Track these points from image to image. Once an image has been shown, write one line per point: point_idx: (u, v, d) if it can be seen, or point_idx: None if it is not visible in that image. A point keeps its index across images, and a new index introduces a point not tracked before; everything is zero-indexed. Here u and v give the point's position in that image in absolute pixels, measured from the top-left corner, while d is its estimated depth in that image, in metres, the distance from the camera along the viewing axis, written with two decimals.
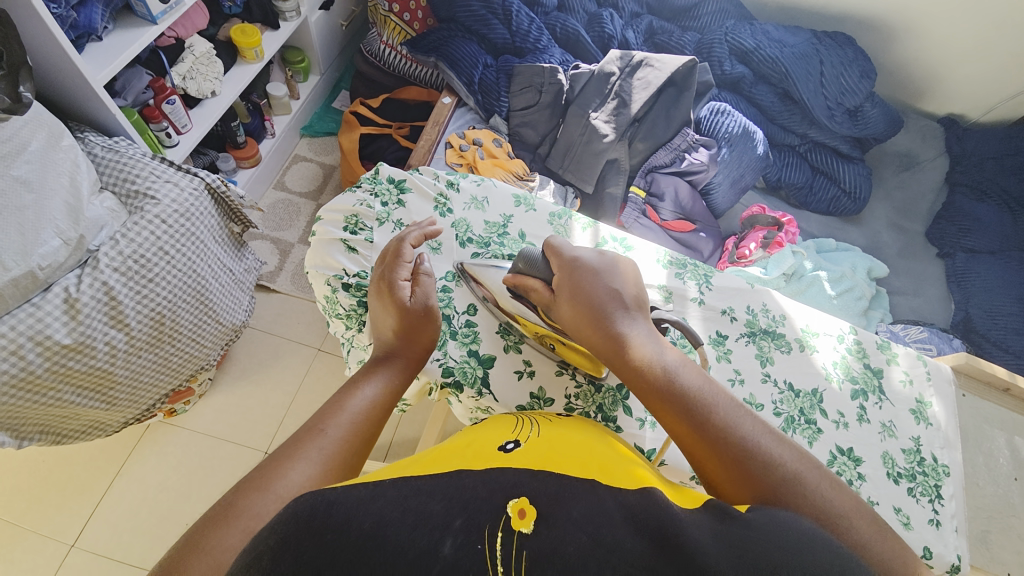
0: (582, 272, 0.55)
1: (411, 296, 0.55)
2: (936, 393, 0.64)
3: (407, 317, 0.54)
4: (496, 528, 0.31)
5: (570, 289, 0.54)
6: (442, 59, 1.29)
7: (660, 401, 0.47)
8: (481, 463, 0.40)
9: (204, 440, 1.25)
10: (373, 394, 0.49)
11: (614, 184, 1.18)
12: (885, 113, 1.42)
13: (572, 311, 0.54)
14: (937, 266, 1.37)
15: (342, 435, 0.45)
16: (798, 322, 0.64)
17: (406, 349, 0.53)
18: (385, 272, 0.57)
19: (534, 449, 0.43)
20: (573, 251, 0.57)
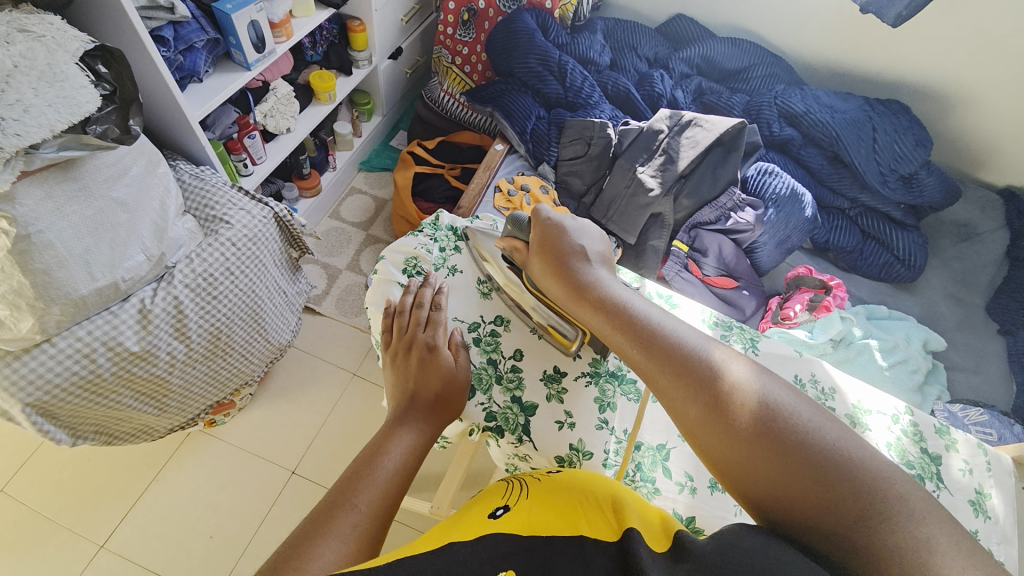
0: (557, 233, 0.63)
1: (454, 364, 0.58)
2: (997, 485, 0.59)
3: (439, 375, 0.56)
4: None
5: (543, 247, 0.63)
6: (498, 110, 1.38)
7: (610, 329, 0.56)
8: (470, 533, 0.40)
9: (237, 453, 1.28)
10: (400, 455, 0.49)
11: (657, 237, 1.20)
12: (941, 181, 1.39)
13: (550, 271, 0.62)
14: (1000, 343, 1.29)
15: (370, 504, 0.44)
16: (849, 396, 0.61)
17: (437, 414, 0.54)
18: (423, 334, 0.59)
19: (524, 512, 0.43)
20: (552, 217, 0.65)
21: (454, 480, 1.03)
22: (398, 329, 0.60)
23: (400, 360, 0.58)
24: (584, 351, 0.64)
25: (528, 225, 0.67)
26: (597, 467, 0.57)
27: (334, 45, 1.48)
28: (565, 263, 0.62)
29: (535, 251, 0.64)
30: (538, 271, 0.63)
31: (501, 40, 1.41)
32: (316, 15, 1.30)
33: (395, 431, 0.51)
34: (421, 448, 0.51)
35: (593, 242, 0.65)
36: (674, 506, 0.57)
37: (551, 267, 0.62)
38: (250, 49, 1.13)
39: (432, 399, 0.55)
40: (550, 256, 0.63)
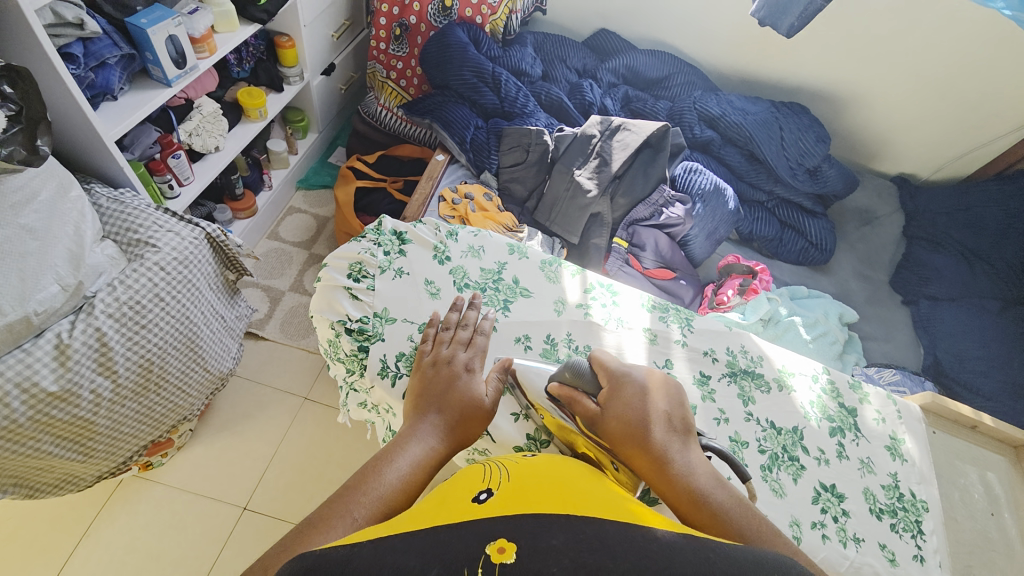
0: (622, 387, 0.51)
1: (487, 392, 0.52)
2: (908, 430, 0.67)
3: (469, 396, 0.50)
4: (475, 567, 0.31)
5: (620, 413, 0.49)
6: (436, 121, 1.40)
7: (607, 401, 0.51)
8: (456, 517, 0.37)
9: (179, 495, 1.19)
10: (409, 467, 0.44)
11: (598, 235, 1.25)
12: (841, 173, 1.56)
13: (621, 418, 0.49)
14: (903, 312, 1.46)
15: (369, 517, 0.39)
16: (775, 362, 0.67)
17: (461, 432, 0.48)
18: (450, 350, 0.53)
19: (507, 495, 0.40)
20: (619, 366, 0.54)
21: None
22: (433, 340, 0.55)
23: (426, 364, 0.52)
24: (535, 342, 0.60)
25: (590, 375, 0.54)
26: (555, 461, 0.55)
27: (261, 61, 1.45)
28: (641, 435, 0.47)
29: (611, 410, 0.50)
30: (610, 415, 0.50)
31: (435, 54, 1.43)
32: (241, 31, 1.26)
33: (407, 436, 0.46)
34: (435, 462, 0.45)
35: (670, 396, 0.52)
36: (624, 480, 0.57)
37: (626, 446, 0.47)
38: (171, 65, 1.08)
39: (456, 419, 0.49)
40: (628, 427, 0.48)
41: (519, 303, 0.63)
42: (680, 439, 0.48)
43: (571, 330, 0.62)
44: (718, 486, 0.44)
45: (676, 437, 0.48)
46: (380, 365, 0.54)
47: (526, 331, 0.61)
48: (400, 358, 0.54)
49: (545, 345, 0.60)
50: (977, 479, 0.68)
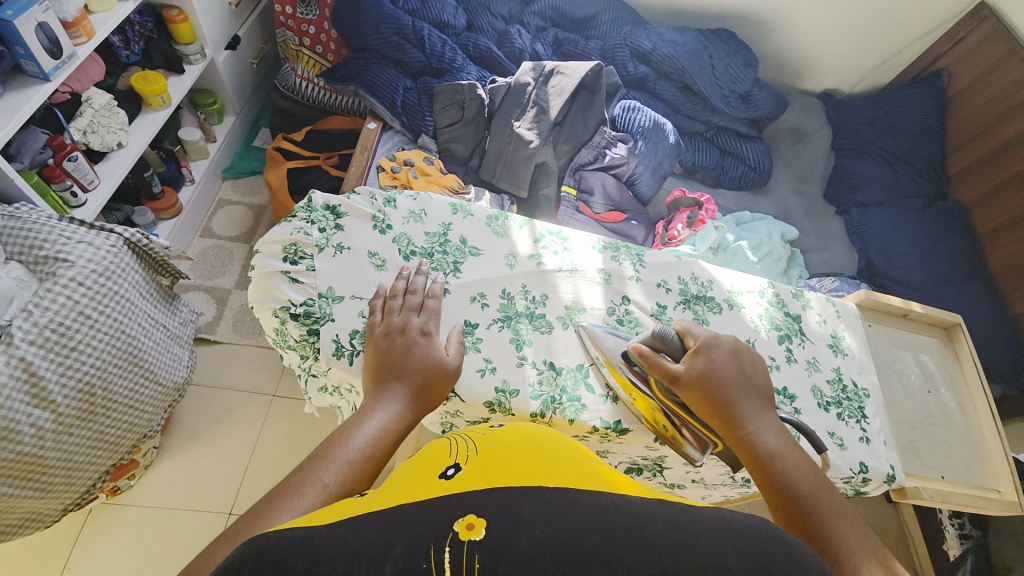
0: (711, 360, 0.54)
1: (448, 352, 0.52)
2: (847, 327, 0.72)
3: (434, 362, 0.50)
4: (441, 546, 0.29)
5: (701, 384, 0.53)
6: (361, 86, 1.29)
7: (692, 375, 0.53)
8: (424, 494, 0.35)
9: (157, 513, 1.16)
10: (376, 432, 0.43)
11: (547, 185, 1.21)
12: (771, 95, 1.61)
13: (703, 392, 0.52)
14: (838, 222, 1.56)
15: (341, 483, 0.39)
16: (723, 284, 0.70)
17: (426, 394, 0.48)
18: (410, 317, 0.52)
19: (476, 469, 0.38)
20: (705, 340, 0.56)
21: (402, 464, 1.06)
22: (383, 310, 0.53)
23: (381, 333, 0.51)
24: (489, 297, 0.59)
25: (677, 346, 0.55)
26: (524, 415, 0.54)
27: (152, 40, 1.30)
28: (724, 405, 0.52)
29: (692, 382, 0.53)
30: (692, 387, 0.53)
31: (346, 12, 1.33)
32: (120, 8, 1.11)
33: (372, 404, 0.45)
34: (406, 427, 0.45)
35: (749, 364, 0.56)
36: (595, 418, 0.56)
37: (704, 407, 0.52)
38: (45, 56, 0.95)
39: (419, 382, 0.48)
40: (713, 385, 0.53)
41: (469, 262, 0.60)
42: (758, 411, 0.52)
43: (525, 283, 0.61)
44: (792, 451, 0.49)
45: (756, 406, 0.52)
46: (334, 346, 0.52)
47: (480, 290, 0.59)
48: (354, 336, 0.52)
49: (501, 301, 0.59)
50: (912, 362, 0.73)
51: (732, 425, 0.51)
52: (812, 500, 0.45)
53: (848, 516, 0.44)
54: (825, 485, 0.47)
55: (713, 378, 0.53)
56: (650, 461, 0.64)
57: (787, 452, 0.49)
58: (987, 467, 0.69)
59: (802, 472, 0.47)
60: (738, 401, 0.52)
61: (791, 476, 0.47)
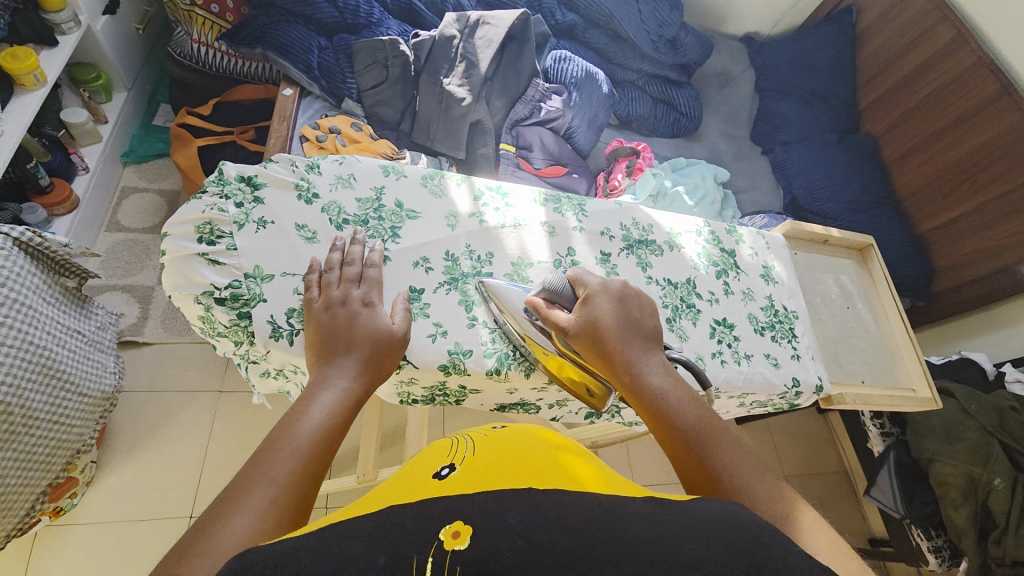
0: (602, 310, 0.52)
1: (394, 320, 0.50)
2: (776, 257, 0.76)
3: (378, 331, 0.47)
4: (426, 553, 0.31)
5: (593, 335, 0.51)
6: (268, 48, 1.16)
7: (583, 332, 0.51)
8: (418, 494, 0.42)
9: (108, 529, 1.08)
10: (327, 413, 0.41)
11: (483, 144, 1.18)
12: (697, 39, 1.64)
13: (593, 343, 0.51)
14: (764, 162, 1.64)
15: (291, 473, 0.37)
16: (664, 226, 0.71)
17: (375, 366, 0.46)
18: (348, 287, 0.50)
19: (465, 469, 0.45)
20: (591, 287, 0.54)
21: (373, 443, 1.05)
22: (320, 285, 0.49)
23: (320, 309, 0.48)
24: (433, 261, 0.57)
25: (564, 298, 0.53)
26: (481, 374, 0.54)
27: (18, 11, 1.08)
28: (618, 351, 0.50)
29: (583, 334, 0.51)
30: (581, 341, 0.51)
31: None
32: None
33: (317, 384, 0.43)
34: (358, 401, 0.44)
35: (639, 308, 0.54)
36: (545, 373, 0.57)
37: (597, 356, 0.51)
38: None
39: (367, 354, 0.46)
40: (601, 334, 0.51)
41: (408, 226, 0.58)
42: (651, 355, 0.51)
43: (469, 243, 0.59)
44: (681, 390, 0.48)
45: (648, 349, 0.51)
46: (269, 328, 0.48)
47: (422, 254, 0.57)
48: (290, 315, 0.49)
49: (445, 263, 0.57)
50: (833, 284, 0.79)
51: (623, 371, 0.50)
52: (698, 437, 0.45)
53: (730, 449, 0.44)
54: (713, 418, 0.47)
55: (606, 328, 0.51)
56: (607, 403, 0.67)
57: (679, 392, 0.48)
58: (902, 368, 0.77)
59: (693, 411, 0.47)
60: (632, 345, 0.51)
61: (681, 414, 0.46)
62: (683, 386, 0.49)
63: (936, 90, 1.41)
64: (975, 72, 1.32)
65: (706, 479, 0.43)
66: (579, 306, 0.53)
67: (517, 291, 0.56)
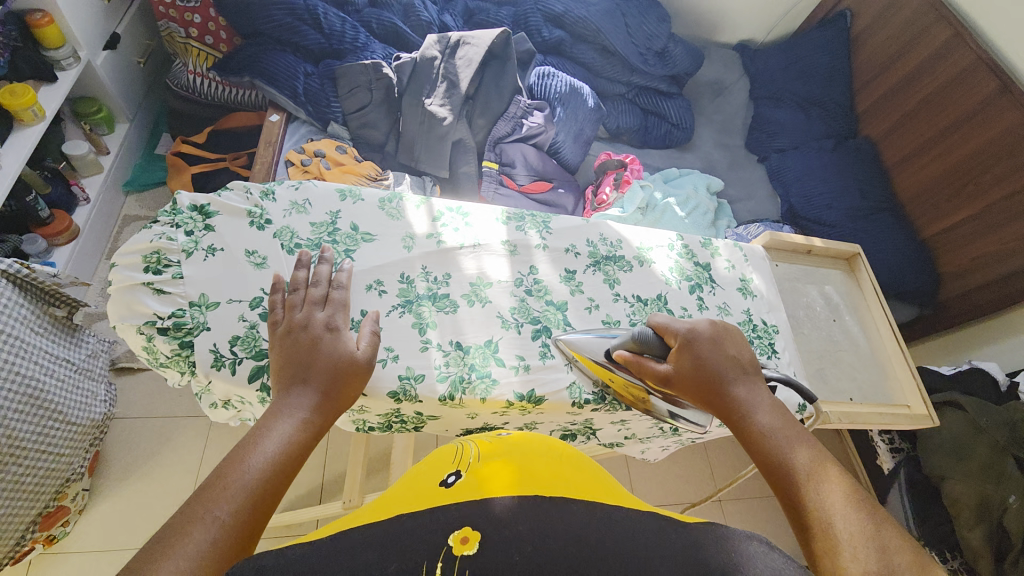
0: (702, 347, 0.56)
1: (359, 348, 0.49)
2: (755, 270, 0.74)
3: (336, 364, 0.46)
4: (433, 559, 0.34)
5: (693, 372, 0.54)
6: (255, 76, 1.19)
7: (687, 369, 0.55)
8: (423, 500, 0.41)
9: (99, 555, 1.08)
10: (278, 446, 0.40)
11: (466, 163, 1.18)
12: (686, 50, 1.63)
13: (693, 379, 0.55)
14: (760, 170, 1.61)
15: (237, 513, 0.36)
16: (633, 242, 0.70)
17: (334, 396, 0.45)
18: (313, 315, 0.49)
19: (476, 475, 0.43)
20: (681, 327, 0.57)
21: (357, 463, 1.04)
22: (285, 307, 0.49)
23: (285, 335, 0.48)
24: (387, 284, 0.56)
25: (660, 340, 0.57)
26: (432, 400, 0.52)
27: (18, 49, 1.14)
28: (719, 388, 0.54)
29: (683, 372, 0.55)
30: (683, 378, 0.55)
31: None
32: None
33: (274, 415, 0.42)
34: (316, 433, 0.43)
35: (737, 346, 0.57)
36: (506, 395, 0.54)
37: (698, 392, 0.55)
38: None
39: (325, 383, 0.45)
40: (697, 374, 0.55)
41: (363, 250, 0.57)
42: (753, 392, 0.53)
43: (425, 264, 0.59)
44: (788, 426, 0.50)
45: (748, 387, 0.54)
46: (212, 357, 0.48)
47: (377, 277, 0.56)
48: (234, 343, 0.48)
49: (400, 286, 0.56)
50: (817, 295, 0.76)
51: (724, 408, 0.53)
52: (805, 476, 0.46)
53: (841, 493, 0.44)
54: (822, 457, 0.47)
55: (707, 365, 0.55)
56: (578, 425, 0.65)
57: (785, 431, 0.50)
58: (894, 384, 0.73)
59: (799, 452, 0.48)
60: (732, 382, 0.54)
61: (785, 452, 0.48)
62: (789, 422, 0.51)
63: (935, 91, 1.37)
64: (974, 71, 1.28)
65: (801, 518, 0.44)
66: (674, 355, 0.56)
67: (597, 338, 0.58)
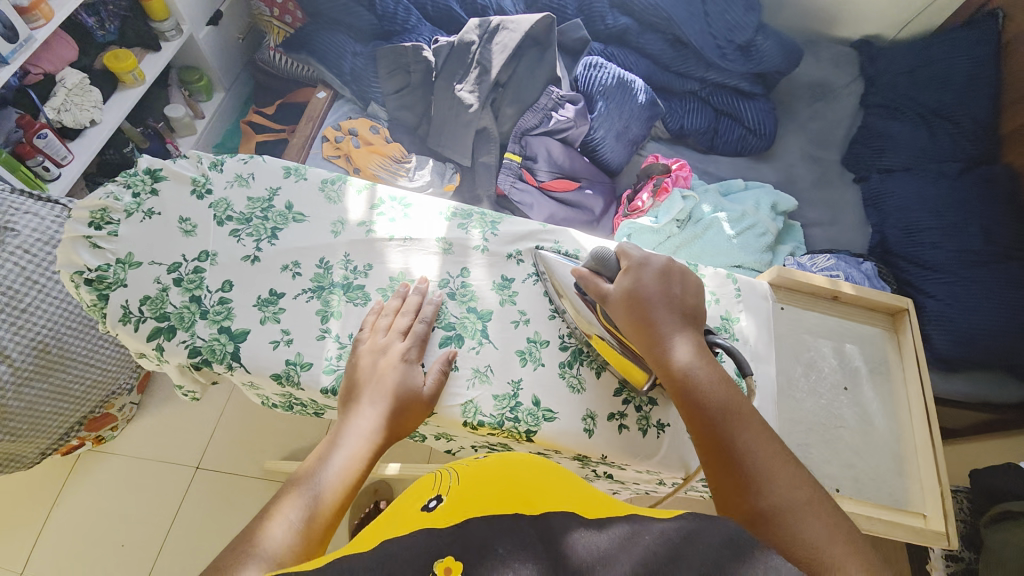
0: (648, 283, 0.51)
1: (426, 381, 0.51)
2: (746, 308, 0.61)
3: (409, 387, 0.50)
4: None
5: (635, 308, 0.50)
6: (311, 55, 1.27)
7: (631, 307, 0.50)
8: (410, 527, 0.38)
9: (133, 462, 1.26)
10: (334, 468, 0.46)
11: (486, 152, 1.15)
12: (779, 44, 1.40)
13: (635, 316, 0.50)
14: (854, 192, 1.35)
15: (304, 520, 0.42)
16: (594, 256, 0.61)
17: (401, 422, 0.49)
18: (383, 340, 0.52)
19: (456, 497, 0.41)
20: (636, 254, 0.53)
21: None
22: (372, 327, 0.53)
23: (364, 351, 0.51)
24: (304, 266, 0.55)
25: (607, 262, 0.53)
26: (314, 391, 0.51)
27: (126, 19, 1.36)
28: (654, 328, 0.49)
29: (621, 307, 0.51)
30: (620, 314, 0.51)
31: None
32: None
33: (336, 433, 0.48)
34: (373, 453, 0.48)
35: (685, 284, 0.52)
36: None
37: (636, 326, 0.50)
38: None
39: (390, 411, 0.49)
40: (639, 308, 0.50)
41: (290, 229, 0.57)
42: (688, 333, 0.49)
43: (349, 252, 0.57)
44: (713, 371, 0.48)
45: (685, 327, 0.50)
46: (124, 312, 0.51)
47: (295, 258, 0.56)
48: (143, 302, 0.51)
49: (316, 271, 0.55)
50: (832, 353, 0.61)
51: (658, 350, 0.49)
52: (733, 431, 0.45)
53: (771, 451, 0.45)
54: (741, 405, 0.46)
55: (649, 301, 0.50)
56: (493, 445, 0.59)
57: (711, 377, 0.47)
58: (910, 485, 0.57)
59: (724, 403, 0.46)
60: (670, 327, 0.49)
61: (711, 402, 0.46)
62: (718, 368, 0.48)
63: None
64: None
65: (737, 479, 0.43)
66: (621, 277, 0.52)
67: (564, 264, 0.57)
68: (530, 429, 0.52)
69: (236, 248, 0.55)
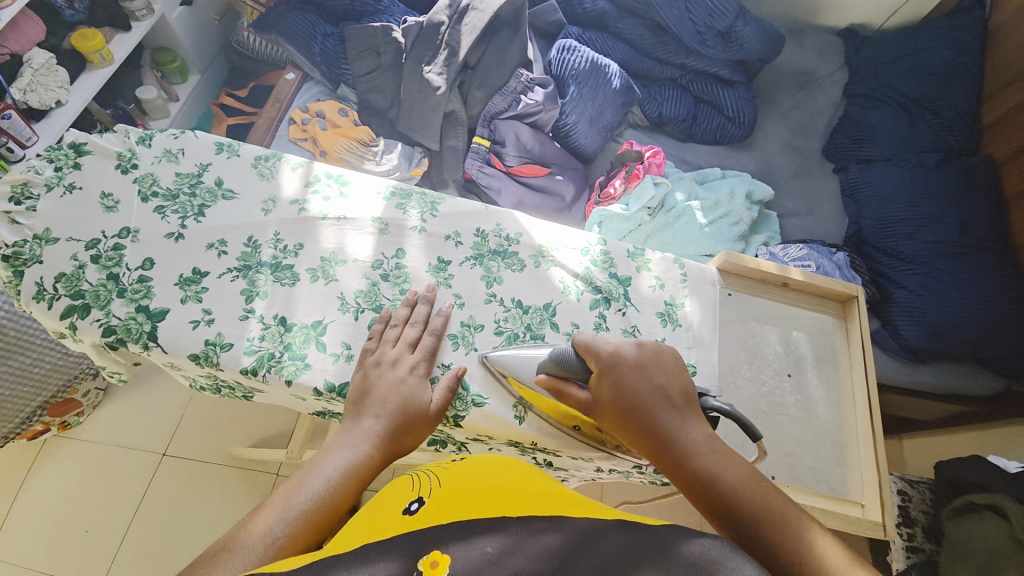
0: (625, 375, 0.48)
1: (432, 400, 0.50)
2: (692, 293, 0.60)
3: (411, 402, 0.49)
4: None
5: (615, 405, 0.48)
6: (280, 35, 1.24)
7: (611, 408, 0.48)
8: (386, 530, 0.36)
9: (100, 449, 1.25)
10: (323, 485, 0.43)
11: (454, 136, 1.13)
12: (760, 30, 1.37)
13: (618, 413, 0.48)
14: (834, 182, 1.33)
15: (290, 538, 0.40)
16: (535, 238, 0.60)
17: (399, 442, 0.48)
18: (374, 369, 0.50)
19: (438, 498, 0.39)
20: (606, 347, 0.49)
21: (305, 422, 1.06)
22: (380, 336, 0.52)
23: (370, 363, 0.50)
24: (230, 245, 0.54)
25: (575, 359, 0.50)
26: (234, 371, 0.49)
27: None
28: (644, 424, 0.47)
29: (604, 404, 0.48)
30: (606, 409, 0.48)
31: None
32: None
33: (320, 462, 0.45)
34: (370, 470, 0.46)
35: (669, 367, 0.50)
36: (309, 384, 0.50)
37: (621, 423, 0.48)
38: None
39: (390, 427, 0.48)
40: (623, 403, 0.47)
41: (218, 207, 0.56)
42: (684, 418, 0.47)
43: (279, 231, 0.56)
44: (718, 455, 0.45)
45: (679, 414, 0.47)
46: (40, 289, 0.50)
47: (222, 236, 0.54)
48: (58, 279, 0.50)
49: (243, 249, 0.54)
50: (777, 340, 0.61)
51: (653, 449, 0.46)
52: (752, 514, 0.42)
53: (795, 524, 0.41)
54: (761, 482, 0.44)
55: (633, 396, 0.47)
56: (432, 432, 0.59)
57: (718, 465, 0.44)
58: (850, 474, 0.58)
59: (737, 487, 0.43)
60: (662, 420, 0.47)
61: (723, 488, 0.43)
62: (723, 451, 0.45)
63: None
64: None
65: (764, 571, 0.40)
66: (595, 381, 0.49)
67: (525, 356, 0.52)
68: (458, 415, 0.52)
69: (160, 225, 0.54)
